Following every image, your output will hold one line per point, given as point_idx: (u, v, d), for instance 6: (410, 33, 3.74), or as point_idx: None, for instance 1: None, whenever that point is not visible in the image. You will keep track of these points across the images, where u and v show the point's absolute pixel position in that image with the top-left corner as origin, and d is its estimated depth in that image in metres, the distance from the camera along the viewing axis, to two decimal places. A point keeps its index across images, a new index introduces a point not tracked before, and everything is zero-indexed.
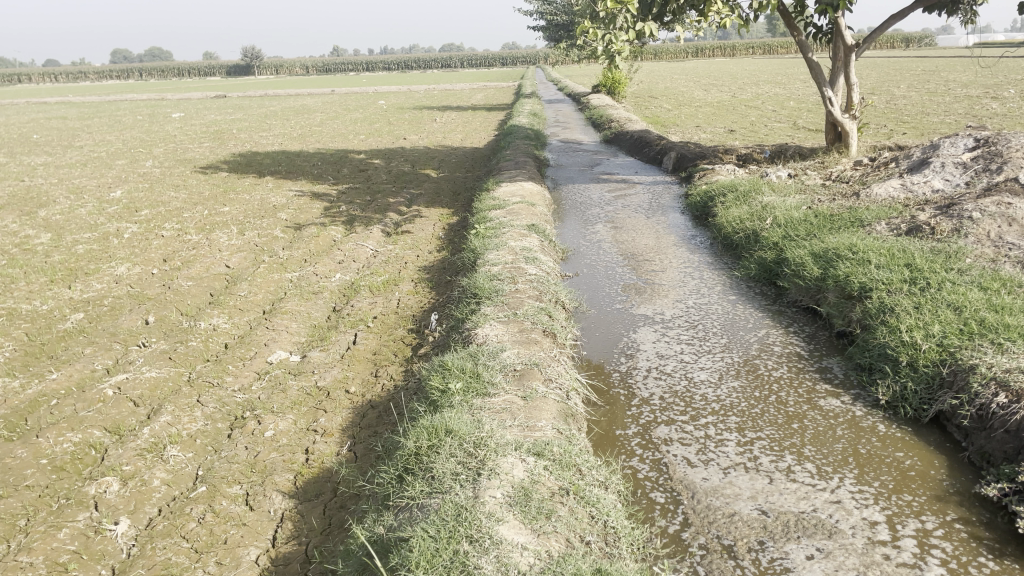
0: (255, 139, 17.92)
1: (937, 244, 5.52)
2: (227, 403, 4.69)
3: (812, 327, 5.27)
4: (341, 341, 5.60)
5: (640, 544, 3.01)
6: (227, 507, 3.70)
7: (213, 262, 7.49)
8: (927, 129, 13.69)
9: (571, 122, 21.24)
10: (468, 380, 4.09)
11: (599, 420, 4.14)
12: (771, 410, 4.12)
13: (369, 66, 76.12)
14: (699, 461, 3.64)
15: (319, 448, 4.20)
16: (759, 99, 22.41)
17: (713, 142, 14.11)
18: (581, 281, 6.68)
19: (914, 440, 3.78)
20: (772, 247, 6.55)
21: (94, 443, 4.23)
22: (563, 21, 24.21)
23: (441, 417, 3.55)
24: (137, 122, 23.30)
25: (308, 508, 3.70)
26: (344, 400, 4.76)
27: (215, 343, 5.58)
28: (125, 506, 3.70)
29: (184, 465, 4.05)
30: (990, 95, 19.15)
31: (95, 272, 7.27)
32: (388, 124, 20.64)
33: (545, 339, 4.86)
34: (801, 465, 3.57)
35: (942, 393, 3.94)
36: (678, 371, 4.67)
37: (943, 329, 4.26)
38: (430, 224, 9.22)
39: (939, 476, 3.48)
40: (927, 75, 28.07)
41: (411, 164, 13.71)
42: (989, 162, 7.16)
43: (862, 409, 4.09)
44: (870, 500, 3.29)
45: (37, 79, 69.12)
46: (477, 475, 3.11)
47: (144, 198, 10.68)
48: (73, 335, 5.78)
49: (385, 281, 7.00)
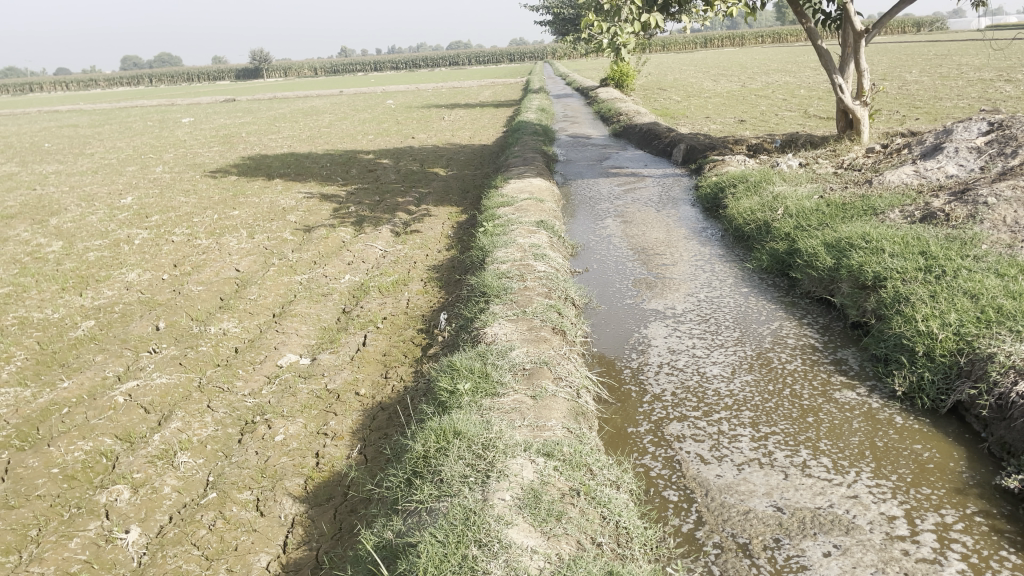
0: (264, 142, 17.97)
1: (952, 230, 5.42)
2: (237, 407, 4.67)
3: (826, 318, 5.19)
4: (351, 343, 5.58)
5: (654, 544, 2.95)
6: (237, 513, 3.67)
7: (222, 267, 7.48)
8: (940, 114, 13.54)
9: (580, 116, 21.14)
10: (477, 380, 4.05)
11: (610, 418, 4.09)
12: (785, 404, 4.05)
13: (377, 66, 76.32)
14: (712, 457, 3.58)
15: (330, 452, 4.18)
16: (768, 88, 22.19)
17: (723, 133, 14.00)
18: (592, 277, 6.62)
19: (932, 432, 3.70)
20: (784, 238, 6.46)
21: (105, 451, 4.22)
22: (569, 15, 24.12)
23: (449, 419, 3.49)
24: (147, 127, 23.43)
25: (319, 512, 3.67)
26: (354, 402, 4.73)
27: (225, 347, 5.57)
28: (136, 515, 3.68)
29: (195, 471, 4.03)
30: (1004, 77, 18.92)
31: (105, 279, 7.28)
32: (397, 124, 20.61)
33: (555, 337, 4.81)
34: (816, 460, 3.51)
35: (959, 383, 3.85)
36: (690, 366, 4.61)
37: (960, 317, 4.17)
38: (439, 223, 9.19)
39: (958, 469, 3.41)
40: (939, 60, 27.67)
41: (420, 162, 13.68)
42: (1004, 146, 7.02)
43: (879, 400, 4.01)
44: (888, 494, 3.22)
45: (48, 88, 69.63)
46: (486, 478, 3.05)
47: (154, 204, 10.70)
48: (84, 342, 5.79)
49: (395, 281, 6.97)
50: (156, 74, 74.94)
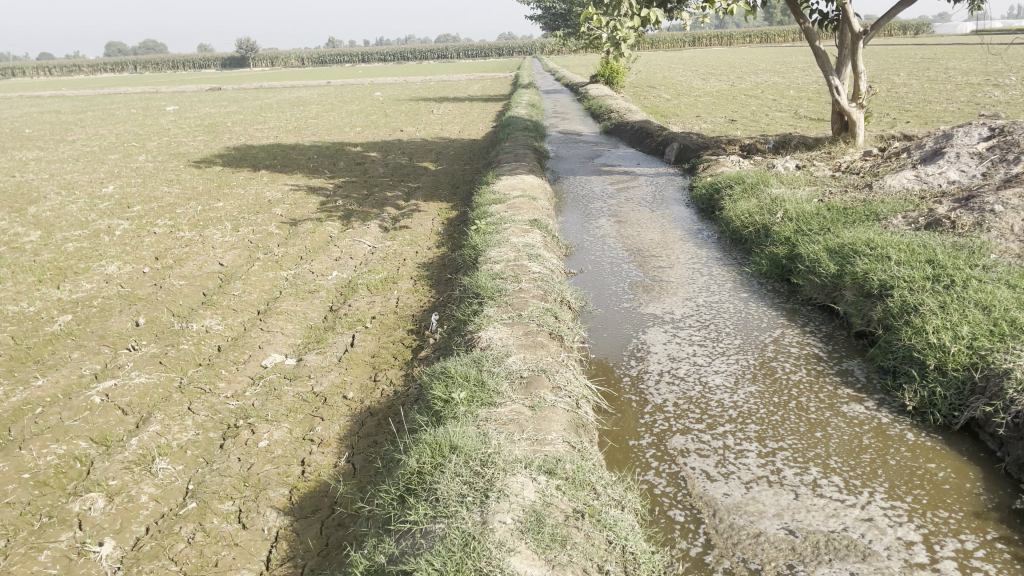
0: (249, 132, 17.66)
1: (959, 239, 5.29)
2: (219, 410, 4.47)
3: (829, 326, 5.06)
4: (339, 344, 5.38)
5: (662, 571, 2.79)
6: (218, 526, 3.48)
7: (206, 260, 7.25)
8: (930, 118, 13.54)
9: (571, 112, 20.99)
10: (473, 389, 3.87)
11: (610, 431, 3.92)
12: (792, 418, 3.90)
13: (365, 57, 75.72)
14: (718, 474, 3.43)
15: (316, 460, 3.99)
16: (757, 88, 22.12)
17: (715, 132, 13.86)
18: (588, 279, 6.45)
19: (945, 449, 3.58)
20: (784, 242, 6.32)
21: (80, 455, 4.01)
22: (561, 11, 23.87)
23: (444, 431, 3.31)
24: (131, 115, 23.03)
25: (304, 526, 3.48)
26: (342, 407, 4.54)
27: (208, 346, 5.36)
28: (111, 525, 3.48)
29: (173, 478, 3.83)
30: (992, 82, 18.92)
31: (84, 271, 7.03)
32: (385, 116, 20.37)
33: (552, 342, 4.63)
34: (827, 479, 3.36)
35: (974, 399, 3.72)
36: (692, 375, 4.45)
37: (973, 330, 4.02)
38: (429, 219, 8.99)
39: (974, 490, 3.27)
40: (926, 64, 27.76)
41: (408, 156, 13.45)
42: (1006, 152, 6.92)
43: (888, 415, 3.88)
44: (904, 517, 3.08)
45: (30, 72, 68.41)
46: (485, 497, 2.87)
47: (136, 194, 10.42)
48: (61, 338, 5.56)
49: (384, 279, 6.77)
50: (140, 61, 73.94)
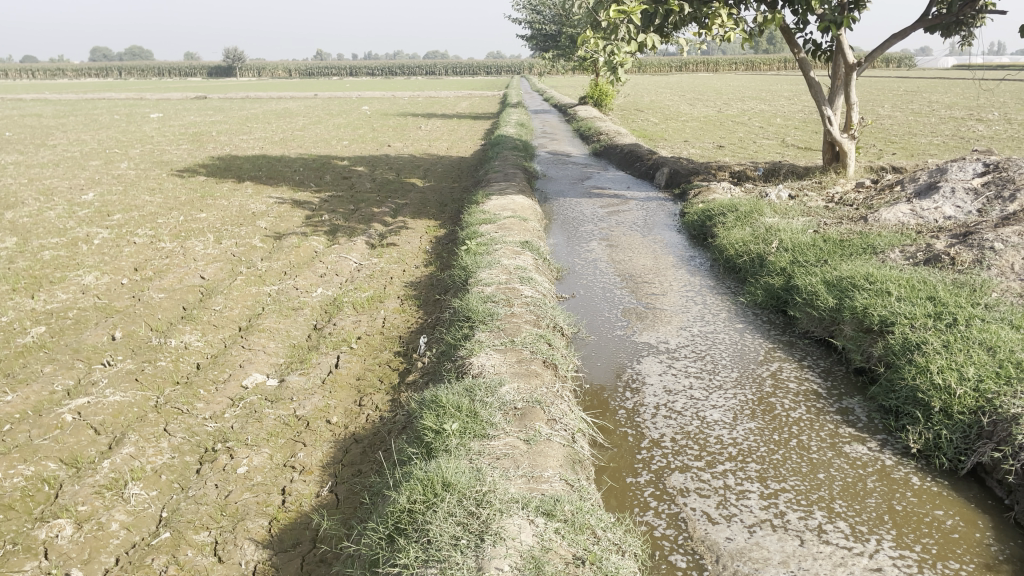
0: (235, 142, 17.45)
1: (959, 276, 5.22)
2: (196, 433, 4.28)
3: (827, 361, 4.96)
4: (323, 365, 5.20)
5: None
6: (193, 559, 3.28)
7: (187, 273, 7.04)
8: (916, 150, 13.64)
9: (559, 133, 20.96)
10: (465, 420, 3.71)
11: (607, 466, 3.78)
12: (793, 457, 3.78)
13: (352, 70, 75.81)
14: (720, 516, 3.29)
15: (297, 489, 3.82)
16: (744, 115, 22.25)
17: (704, 158, 13.85)
18: (578, 304, 6.32)
19: (953, 496, 3.47)
20: (780, 273, 6.23)
21: (48, 477, 3.80)
22: (551, 31, 23.81)
23: (437, 466, 3.17)
24: (113, 121, 22.67)
25: (284, 561, 3.30)
26: (325, 432, 4.36)
27: (186, 363, 5.16)
28: (78, 555, 3.27)
29: (146, 505, 3.63)
30: (975, 117, 19.13)
31: (60, 281, 6.80)
32: (372, 131, 20.21)
33: (546, 371, 4.49)
34: (832, 524, 3.23)
35: (981, 444, 3.61)
36: (689, 409, 4.31)
37: (978, 371, 3.92)
38: (417, 236, 8.85)
39: (985, 540, 3.16)
40: (910, 97, 28.10)
41: (396, 172, 13.31)
42: (1001, 189, 6.91)
43: (892, 457, 3.77)
44: (914, 568, 2.96)
45: (14, 74, 67.98)
46: (480, 542, 2.73)
47: (117, 202, 10.20)
48: (32, 351, 5.33)
49: (370, 297, 6.61)
50: (127, 66, 73.70)
